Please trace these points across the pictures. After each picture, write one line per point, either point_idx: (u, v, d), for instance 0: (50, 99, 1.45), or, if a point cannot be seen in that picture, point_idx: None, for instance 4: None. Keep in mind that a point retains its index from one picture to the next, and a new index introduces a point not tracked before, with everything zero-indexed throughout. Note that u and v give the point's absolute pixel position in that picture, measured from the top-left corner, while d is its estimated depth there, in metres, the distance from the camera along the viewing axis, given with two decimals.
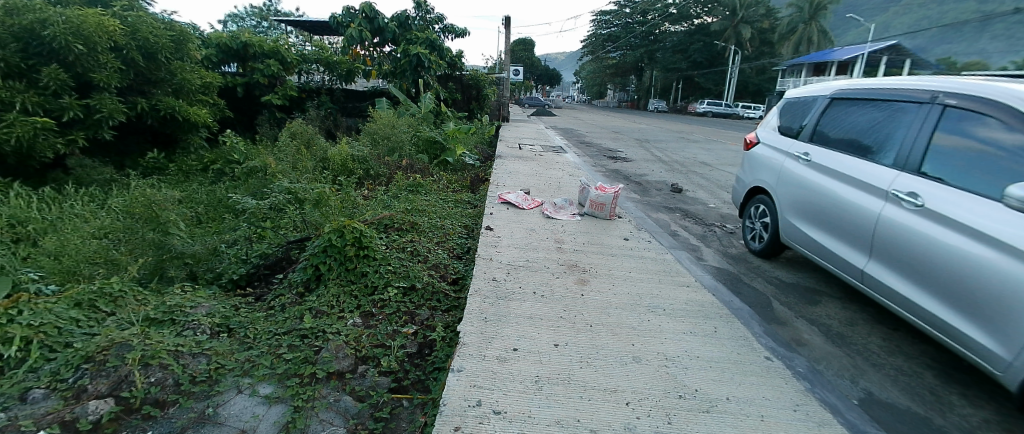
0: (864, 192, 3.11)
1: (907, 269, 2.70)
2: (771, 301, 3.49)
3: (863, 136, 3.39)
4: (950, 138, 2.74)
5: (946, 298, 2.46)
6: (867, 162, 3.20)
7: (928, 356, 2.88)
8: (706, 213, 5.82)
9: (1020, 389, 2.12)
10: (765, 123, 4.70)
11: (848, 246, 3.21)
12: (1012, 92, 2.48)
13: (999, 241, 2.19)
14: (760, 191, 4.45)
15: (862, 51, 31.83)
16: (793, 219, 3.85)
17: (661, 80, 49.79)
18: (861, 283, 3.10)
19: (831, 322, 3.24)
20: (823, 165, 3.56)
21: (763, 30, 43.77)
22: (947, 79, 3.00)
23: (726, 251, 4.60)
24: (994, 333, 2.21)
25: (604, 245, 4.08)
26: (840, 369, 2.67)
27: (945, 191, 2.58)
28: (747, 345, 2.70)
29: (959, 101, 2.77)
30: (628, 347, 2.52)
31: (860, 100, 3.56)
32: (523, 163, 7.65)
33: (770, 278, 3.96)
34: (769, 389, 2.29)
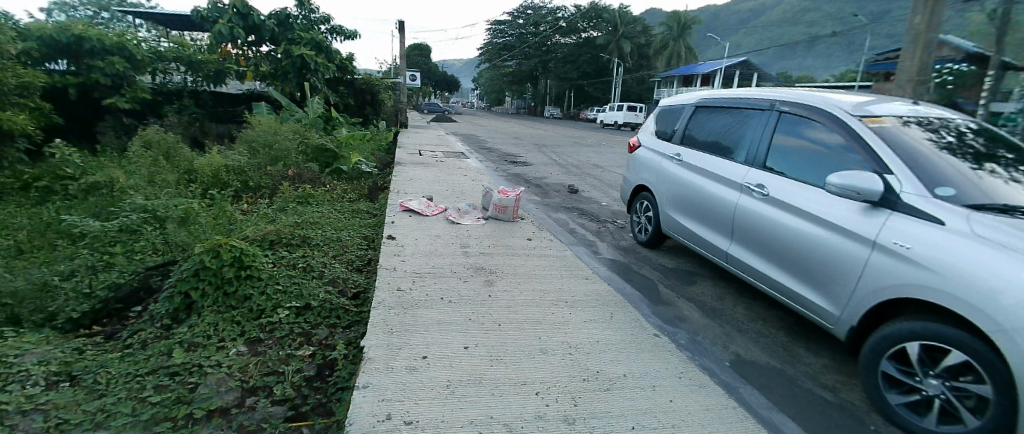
0: (725, 185, 3.61)
1: (762, 248, 3.19)
2: (658, 285, 3.86)
3: (720, 137, 3.93)
4: (784, 138, 3.31)
5: (791, 269, 2.97)
6: (725, 160, 3.71)
7: (781, 320, 3.41)
8: (600, 211, 6.26)
9: (848, 338, 2.64)
10: (644, 128, 5.18)
11: (715, 232, 3.70)
12: (828, 104, 3.12)
13: (828, 221, 2.71)
14: (643, 188, 4.91)
15: (720, 66, 36.70)
16: (671, 212, 4.31)
17: (554, 88, 52.39)
18: (727, 263, 3.59)
19: (706, 299, 3.68)
20: (691, 164, 4.05)
21: (641, 45, 48.40)
22: (780, 90, 3.62)
23: (619, 244, 4.98)
24: (826, 294, 2.72)
25: (508, 246, 4.18)
26: (715, 339, 3.04)
27: (784, 181, 3.11)
28: (639, 326, 2.95)
29: (790, 108, 3.35)
30: (536, 341, 2.61)
31: (718, 107, 4.11)
32: (423, 170, 7.51)
33: (657, 265, 4.37)
34: (659, 362, 2.55)
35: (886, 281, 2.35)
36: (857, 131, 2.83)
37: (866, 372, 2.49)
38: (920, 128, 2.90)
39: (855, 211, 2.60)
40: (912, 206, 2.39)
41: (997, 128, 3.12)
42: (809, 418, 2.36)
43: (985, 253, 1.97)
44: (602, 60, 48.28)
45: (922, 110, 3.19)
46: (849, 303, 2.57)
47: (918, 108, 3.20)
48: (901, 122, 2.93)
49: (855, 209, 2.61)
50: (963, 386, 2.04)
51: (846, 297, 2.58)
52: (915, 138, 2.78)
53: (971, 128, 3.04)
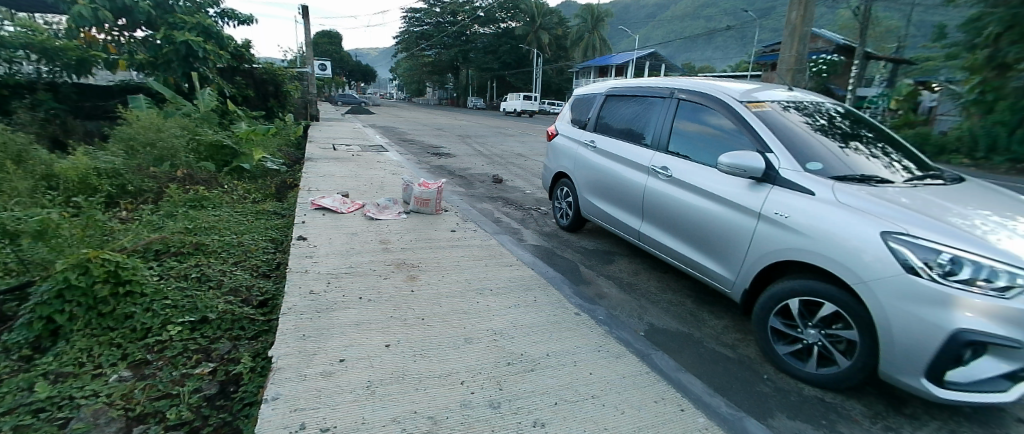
0: (634, 169, 3.83)
1: (669, 225, 3.45)
2: (579, 267, 4.01)
3: (628, 124, 4.14)
4: (682, 123, 3.57)
5: (694, 243, 3.24)
6: (633, 145, 3.93)
7: (689, 290, 3.71)
8: (524, 199, 6.36)
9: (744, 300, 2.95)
10: (560, 116, 5.32)
11: (628, 213, 3.92)
12: (718, 91, 3.42)
13: (723, 198, 3.00)
14: (562, 175, 5.06)
15: (632, 57, 38.70)
16: (588, 196, 4.48)
17: (476, 79, 52.09)
18: (640, 241, 3.82)
19: (623, 276, 3.89)
20: (604, 150, 4.23)
21: (558, 36, 49.63)
22: (678, 79, 3.89)
23: (542, 230, 5.10)
24: (725, 264, 3.02)
25: (431, 239, 4.10)
26: (632, 313, 3.23)
27: (684, 163, 3.37)
28: (561, 307, 3.06)
29: (687, 95, 3.62)
30: (459, 331, 2.60)
31: (625, 95, 4.33)
32: (338, 165, 7.12)
33: (578, 248, 4.54)
34: (580, 339, 2.67)
35: (771, 248, 2.69)
36: (743, 116, 3.14)
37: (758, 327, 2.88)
38: (798, 112, 3.25)
39: (744, 188, 2.90)
40: (789, 181, 2.72)
41: (860, 111, 3.57)
42: (712, 375, 2.64)
43: (848, 220, 2.38)
44: (521, 50, 48.83)
45: (800, 96, 3.57)
46: (744, 269, 2.87)
47: (797, 94, 3.58)
48: (783, 107, 3.27)
49: (744, 185, 2.91)
50: (836, 332, 2.47)
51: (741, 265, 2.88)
52: (794, 121, 3.12)
53: (839, 112, 3.46)
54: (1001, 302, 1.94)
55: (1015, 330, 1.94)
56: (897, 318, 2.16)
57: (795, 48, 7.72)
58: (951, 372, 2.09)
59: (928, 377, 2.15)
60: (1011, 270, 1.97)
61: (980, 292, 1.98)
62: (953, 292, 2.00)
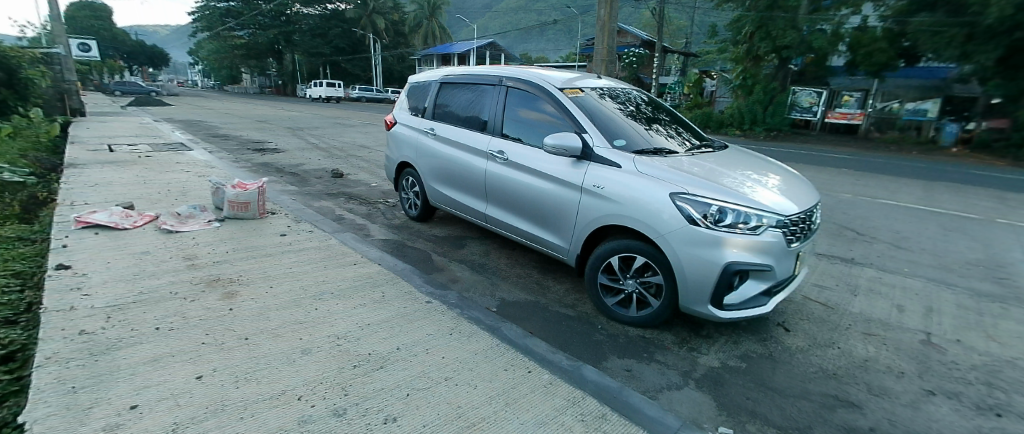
0: (473, 154, 3.91)
1: (510, 205, 3.63)
2: (430, 255, 3.98)
3: (463, 110, 4.18)
4: (512, 108, 3.75)
5: (533, 219, 3.47)
6: (471, 131, 4.00)
7: (534, 262, 3.99)
8: (368, 193, 6.01)
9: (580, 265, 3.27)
10: (398, 105, 5.13)
11: (473, 197, 3.99)
12: (540, 79, 3.67)
13: (553, 175, 3.25)
14: (405, 165, 4.91)
15: (471, 45, 39.37)
16: (433, 184, 4.44)
17: (306, 65, 47.23)
18: (487, 223, 3.94)
19: (474, 258, 3.99)
20: (444, 137, 4.22)
21: (395, 21, 47.83)
22: (505, 67, 4.06)
23: (390, 222, 4.91)
24: (561, 235, 3.30)
25: (255, 247, 3.62)
26: (482, 292, 3.34)
27: (517, 146, 3.55)
28: (410, 297, 3.00)
29: (514, 82, 3.81)
30: (295, 343, 2.35)
31: (458, 82, 4.36)
32: (120, 171, 5.75)
33: (428, 236, 4.50)
34: (431, 326, 2.67)
35: (594, 216, 3.02)
36: (563, 101, 3.43)
37: (592, 286, 3.22)
38: (611, 100, 3.68)
39: (567, 165, 3.18)
40: (601, 156, 3.07)
41: (660, 99, 4.21)
42: (555, 335, 2.89)
43: (648, 185, 2.79)
44: (355, 35, 45.80)
45: (613, 85, 4.04)
46: (577, 238, 3.18)
47: (609, 83, 4.05)
48: (598, 95, 3.66)
49: (567, 163, 3.20)
50: (647, 279, 2.92)
51: (574, 234, 3.18)
52: (606, 106, 3.52)
53: (644, 100, 4.00)
54: (752, 238, 2.55)
55: (761, 257, 2.58)
56: (687, 260, 2.64)
57: (606, 41, 8.78)
58: (727, 296, 2.64)
59: (712, 304, 2.67)
60: (758, 213, 2.58)
61: (740, 232, 2.55)
62: (723, 235, 2.55)
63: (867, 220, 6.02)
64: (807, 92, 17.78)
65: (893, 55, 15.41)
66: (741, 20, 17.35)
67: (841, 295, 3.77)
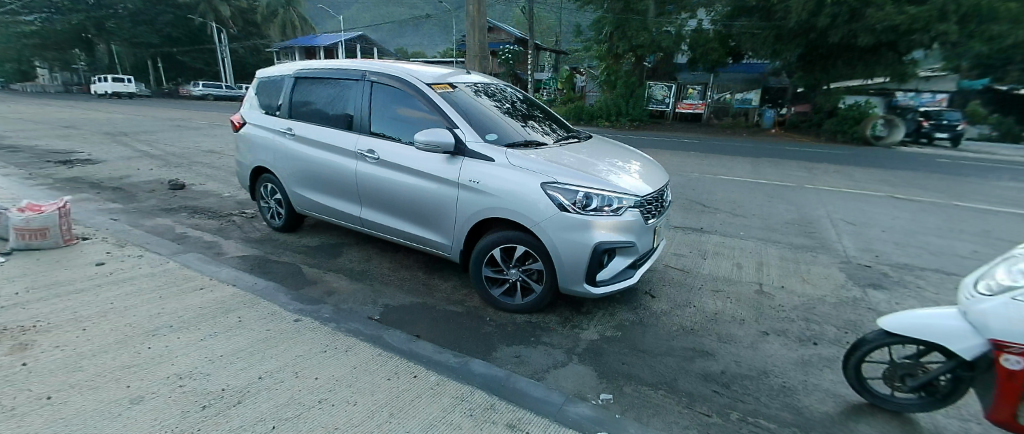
0: (340, 154, 3.65)
1: (386, 206, 3.47)
2: (300, 267, 3.64)
3: (325, 108, 3.87)
4: (379, 104, 3.56)
5: (412, 218, 3.36)
6: (336, 131, 3.72)
7: (417, 263, 3.88)
8: (219, 205, 5.27)
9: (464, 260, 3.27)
10: (246, 103, 4.56)
11: (344, 200, 3.74)
12: (407, 74, 3.54)
13: (428, 173, 3.18)
14: (262, 170, 4.40)
15: (338, 38, 36.65)
16: (298, 189, 4.05)
17: (129, 58, 39.61)
18: (363, 226, 3.72)
19: (351, 265, 3.75)
20: (305, 137, 3.87)
21: (244, 10, 42.51)
22: (368, 61, 3.84)
23: (249, 236, 4.37)
24: (442, 232, 3.25)
25: (61, 283, 2.94)
26: (362, 300, 3.16)
27: (388, 144, 3.40)
28: (275, 318, 2.71)
29: (378, 77, 3.62)
30: (121, 392, 1.96)
31: (314, 77, 4.01)
32: None
33: (297, 247, 4.11)
34: (299, 346, 2.44)
35: (472, 211, 3.03)
36: (431, 97, 3.35)
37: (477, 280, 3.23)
38: (488, 98, 3.70)
39: (441, 161, 3.13)
40: (474, 151, 3.07)
41: (532, 96, 4.35)
42: (442, 333, 2.85)
43: (521, 177, 2.86)
44: (194, 23, 39.67)
45: (487, 81, 4.06)
46: (457, 233, 3.16)
47: (482, 79, 4.06)
48: (473, 92, 3.66)
49: (440, 159, 3.15)
50: (529, 266, 3.03)
51: (455, 229, 3.16)
52: (480, 103, 3.54)
53: (519, 98, 4.10)
54: (617, 218, 2.77)
55: (626, 235, 2.81)
56: (562, 244, 2.79)
57: (477, 37, 8.85)
58: (599, 274, 2.84)
59: (587, 282, 2.84)
60: (619, 195, 2.81)
61: (606, 214, 2.76)
62: (591, 218, 2.73)
63: (711, 194, 7.00)
64: (660, 86, 19.96)
65: (724, 53, 18.03)
66: (601, 21, 18.80)
67: (695, 260, 4.33)
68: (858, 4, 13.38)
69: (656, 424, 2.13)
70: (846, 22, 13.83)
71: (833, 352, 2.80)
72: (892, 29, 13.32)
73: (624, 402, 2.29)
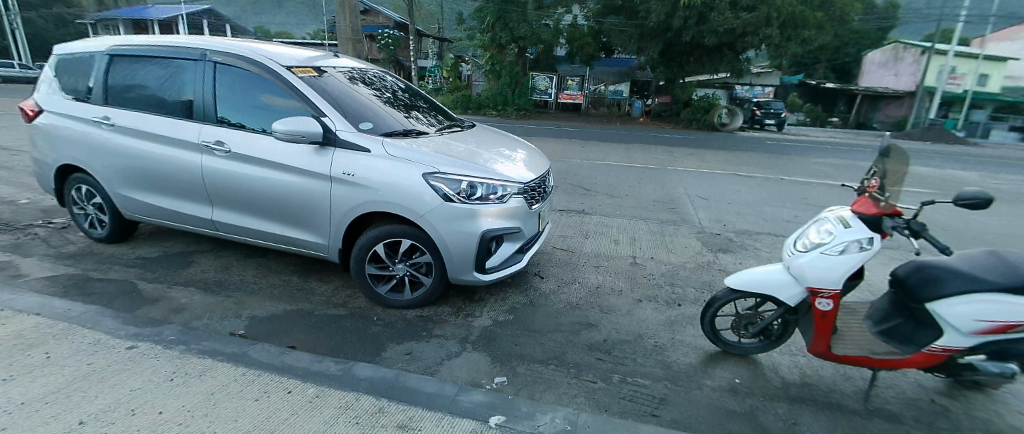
0: (180, 147, 3.13)
1: (244, 205, 3.06)
2: (135, 284, 3.06)
3: (156, 92, 3.27)
4: (225, 88, 3.11)
5: (277, 217, 3.02)
6: (171, 120, 3.17)
7: (289, 266, 3.52)
8: (14, 215, 4.18)
9: (341, 258, 3.03)
10: (42, 86, 3.66)
11: (190, 201, 3.22)
12: (259, 54, 3.13)
13: (291, 166, 2.87)
14: (73, 169, 3.59)
15: (182, 13, 31.44)
16: (125, 191, 3.39)
17: None
18: (215, 230, 3.25)
19: (205, 276, 3.26)
20: (130, 128, 3.24)
21: None
22: (209, 38, 3.32)
23: (60, 251, 3.55)
24: (313, 230, 2.98)
25: None
26: (220, 314, 2.77)
27: (240, 134, 2.99)
28: (101, 349, 2.26)
29: (222, 57, 3.15)
30: None
31: (137, 55, 3.35)
32: None
33: (131, 260, 3.45)
34: (137, 377, 2.07)
35: (348, 206, 2.81)
36: (290, 81, 3.01)
37: (358, 280, 3.02)
38: (364, 85, 3.45)
39: (308, 153, 2.85)
40: (346, 141, 2.84)
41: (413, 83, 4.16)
42: (322, 339, 2.62)
43: (402, 168, 2.72)
44: None
45: (362, 67, 3.79)
46: (330, 230, 2.92)
47: (354, 63, 3.77)
48: (346, 78, 3.38)
49: (306, 151, 2.86)
50: (417, 260, 2.92)
51: (327, 226, 2.92)
52: (354, 90, 3.29)
53: (401, 87, 3.90)
54: (502, 206, 2.78)
55: (512, 221, 2.84)
56: (450, 235, 2.73)
57: (349, 19, 8.24)
58: (488, 261, 2.84)
59: (477, 270, 2.83)
60: (503, 183, 2.81)
61: (492, 202, 2.75)
62: (476, 207, 2.71)
63: (591, 178, 7.49)
64: (542, 77, 20.78)
65: (597, 48, 19.33)
66: (483, 10, 18.89)
67: (578, 240, 4.59)
68: (704, 9, 15.31)
69: (547, 399, 2.21)
70: (695, 24, 15.70)
71: (694, 310, 3.19)
72: (730, 32, 15.48)
73: (517, 381, 2.34)
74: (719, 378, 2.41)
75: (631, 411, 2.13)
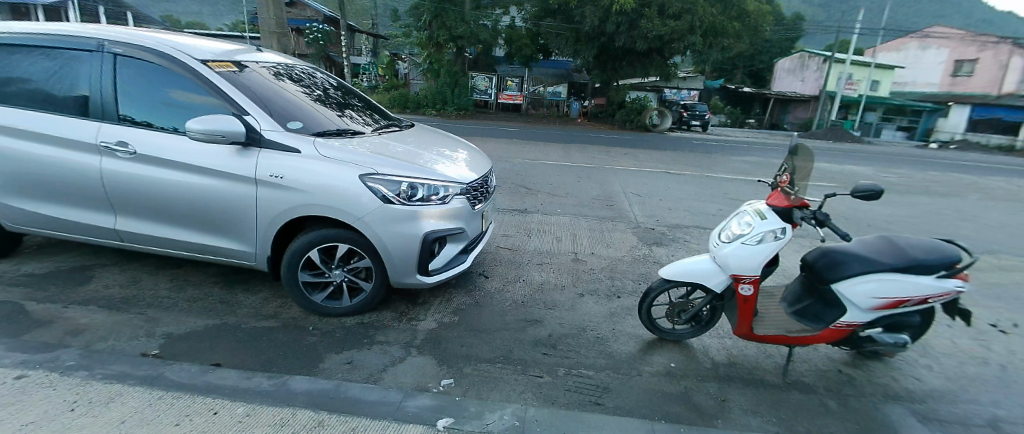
0: (73, 149, 2.78)
1: (153, 212, 2.79)
2: (21, 305, 2.68)
3: (43, 86, 2.89)
4: (129, 83, 2.81)
5: (194, 224, 2.78)
6: (63, 118, 2.82)
7: (210, 278, 3.25)
8: None
9: (270, 267, 2.85)
10: None
11: (88, 209, 2.88)
12: (168, 47, 2.87)
13: (209, 169, 2.65)
14: None
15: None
16: (5, 200, 2.96)
17: None
18: (121, 240, 2.93)
19: (110, 292, 2.92)
20: (9, 128, 2.83)
21: None
22: (109, 28, 2.99)
23: None
24: (237, 237, 2.77)
25: None
26: (129, 334, 2.50)
27: (148, 135, 2.72)
28: None
29: (124, 49, 2.84)
30: None
31: (17, 44, 2.94)
32: None
33: (15, 278, 3.01)
34: (25, 412, 1.81)
35: (276, 209, 2.65)
36: (206, 76, 2.78)
37: (290, 289, 2.85)
38: (291, 82, 3.26)
39: (229, 154, 2.64)
40: (272, 141, 2.67)
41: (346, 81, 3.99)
42: (251, 353, 2.45)
43: (336, 169, 2.60)
44: None
45: (290, 63, 3.58)
46: (257, 237, 2.74)
47: (280, 59, 3.56)
48: (271, 74, 3.18)
49: (227, 152, 2.65)
50: (355, 265, 2.80)
51: (253, 232, 2.73)
52: (280, 86, 3.10)
53: (333, 84, 3.73)
54: (444, 207, 2.74)
55: (455, 222, 2.81)
56: (391, 237, 2.65)
57: (274, 12, 7.75)
58: (431, 263, 2.78)
59: (420, 272, 2.76)
60: (445, 183, 2.78)
61: (434, 202, 2.70)
62: (418, 208, 2.65)
63: (532, 177, 7.59)
64: (481, 77, 20.76)
65: (535, 50, 19.66)
66: (419, 7, 18.56)
67: (521, 238, 4.64)
68: (635, 16, 16.07)
69: (495, 397, 2.21)
70: (627, 29, 16.44)
71: (632, 302, 3.32)
72: (658, 39, 16.36)
73: (464, 382, 2.31)
74: (656, 364, 2.53)
75: (577, 403, 2.18)
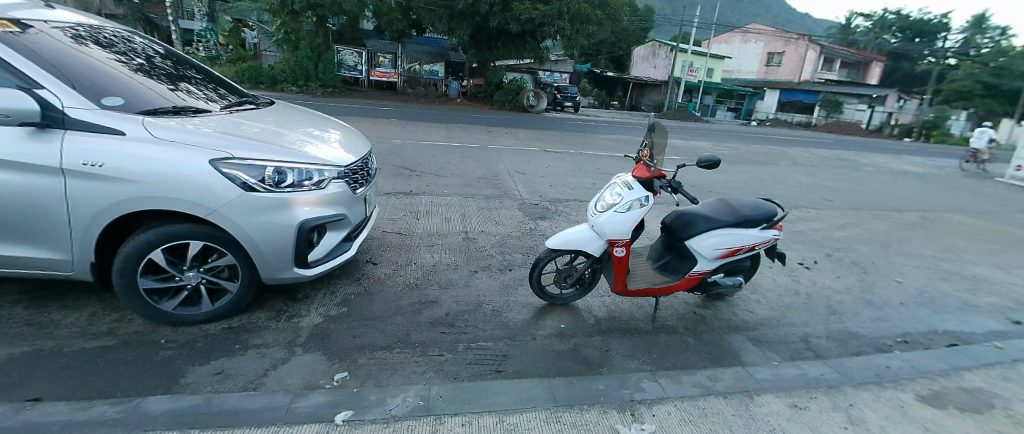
0: None
1: None
2: None
3: None
4: None
5: None
6: None
7: (9, 296, 2.58)
8: None
9: (95, 275, 2.35)
10: None
11: None
12: None
13: None
14: None
15: None
16: None
17: None
18: None
19: None
20: None
21: None
22: None
23: None
24: (41, 243, 2.23)
25: None
26: None
27: None
28: None
29: None
30: None
31: None
32: None
33: None
34: None
35: (97, 205, 2.17)
36: None
37: (127, 298, 2.39)
38: (101, 48, 2.66)
39: (19, 138, 2.09)
40: (84, 121, 2.18)
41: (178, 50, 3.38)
42: (82, 379, 2.02)
43: (179, 154, 2.22)
44: None
45: (95, 24, 2.90)
46: (72, 240, 2.23)
47: (81, 19, 2.87)
48: (69, 37, 2.56)
49: (15, 136, 2.09)
50: (214, 264, 2.45)
51: (66, 235, 2.22)
52: (86, 53, 2.52)
53: (160, 53, 3.13)
54: (320, 193, 2.52)
55: (334, 208, 2.61)
56: (258, 229, 2.36)
57: None
58: (310, 254, 2.56)
59: (298, 265, 2.53)
60: (320, 167, 2.56)
61: (307, 188, 2.48)
62: (289, 195, 2.40)
63: (414, 159, 7.35)
64: (349, 52, 19.26)
65: (407, 25, 18.82)
66: None
67: (410, 221, 4.51)
68: None
69: (396, 382, 2.15)
70: (500, 10, 16.65)
71: (522, 274, 3.48)
72: (530, 21, 16.85)
73: (361, 373, 2.21)
74: (547, 327, 2.71)
75: (477, 374, 2.24)
